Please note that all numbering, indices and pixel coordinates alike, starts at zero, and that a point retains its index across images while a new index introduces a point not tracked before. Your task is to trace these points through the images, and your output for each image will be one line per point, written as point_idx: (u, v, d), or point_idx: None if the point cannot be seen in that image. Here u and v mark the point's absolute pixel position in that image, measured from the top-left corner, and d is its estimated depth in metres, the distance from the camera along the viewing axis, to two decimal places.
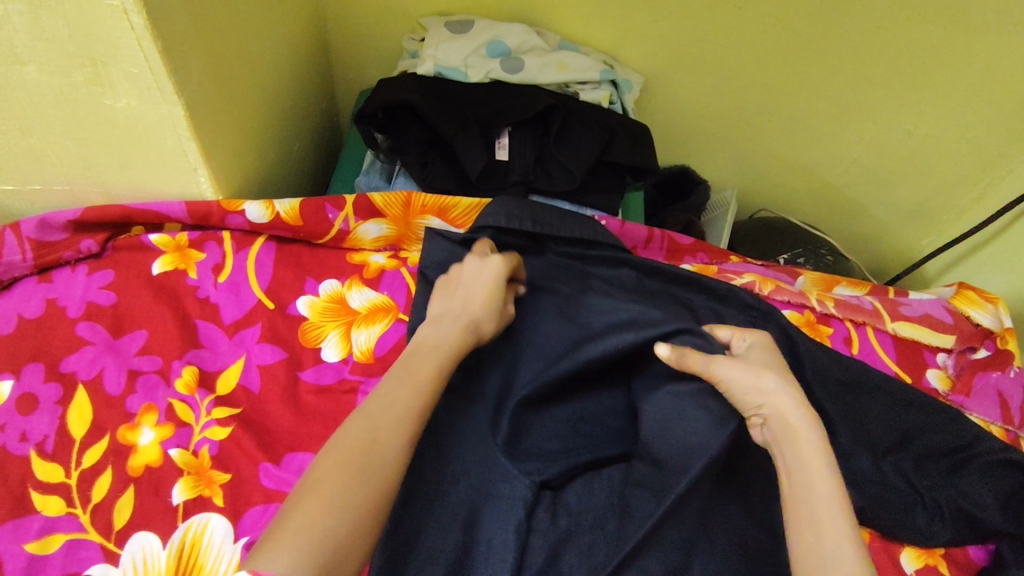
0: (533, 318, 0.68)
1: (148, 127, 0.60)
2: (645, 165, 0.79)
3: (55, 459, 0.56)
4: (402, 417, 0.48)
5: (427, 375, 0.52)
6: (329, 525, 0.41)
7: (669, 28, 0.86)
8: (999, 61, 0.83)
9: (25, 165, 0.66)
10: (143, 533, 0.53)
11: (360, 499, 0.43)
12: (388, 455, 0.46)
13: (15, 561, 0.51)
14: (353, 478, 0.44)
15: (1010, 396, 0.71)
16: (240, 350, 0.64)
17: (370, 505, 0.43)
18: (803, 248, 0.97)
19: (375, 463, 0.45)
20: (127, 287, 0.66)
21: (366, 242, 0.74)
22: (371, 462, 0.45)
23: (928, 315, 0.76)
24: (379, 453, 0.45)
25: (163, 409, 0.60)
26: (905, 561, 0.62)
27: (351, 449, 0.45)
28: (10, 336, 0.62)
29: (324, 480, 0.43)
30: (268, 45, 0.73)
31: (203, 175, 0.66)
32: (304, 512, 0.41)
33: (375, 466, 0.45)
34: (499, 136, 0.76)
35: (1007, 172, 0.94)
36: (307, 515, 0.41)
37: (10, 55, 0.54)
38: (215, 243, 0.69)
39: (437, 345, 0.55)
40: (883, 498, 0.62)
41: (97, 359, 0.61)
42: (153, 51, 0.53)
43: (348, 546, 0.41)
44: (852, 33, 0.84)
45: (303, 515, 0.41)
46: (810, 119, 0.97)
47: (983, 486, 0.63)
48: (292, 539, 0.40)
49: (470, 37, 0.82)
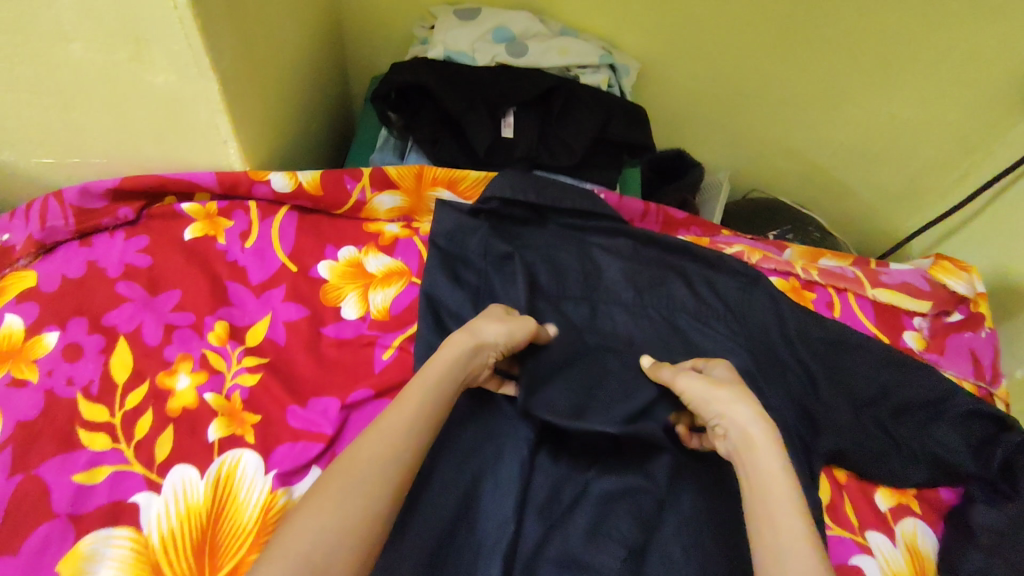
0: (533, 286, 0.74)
1: (184, 102, 0.66)
2: (641, 142, 0.84)
3: (99, 401, 0.61)
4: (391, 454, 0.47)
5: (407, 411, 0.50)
6: (305, 551, 0.40)
7: (664, 16, 0.92)
8: (974, 48, 0.88)
9: (68, 138, 0.71)
10: (183, 466, 0.59)
11: (346, 528, 0.42)
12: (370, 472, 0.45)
13: (66, 489, 0.57)
14: (337, 507, 0.43)
15: (982, 354, 0.76)
16: (267, 308, 0.69)
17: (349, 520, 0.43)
18: (793, 225, 1.02)
19: (356, 489, 0.44)
20: (161, 251, 0.71)
21: (382, 213, 0.79)
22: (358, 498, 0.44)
23: (905, 284, 0.81)
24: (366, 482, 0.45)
25: (197, 358, 0.65)
26: (879, 500, 0.66)
27: (335, 479, 0.44)
28: (55, 293, 0.67)
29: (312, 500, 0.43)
30: (291, 29, 0.79)
31: (233, 147, 0.71)
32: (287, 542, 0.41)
33: (357, 492, 0.44)
34: (505, 115, 0.82)
35: (989, 153, 0.99)
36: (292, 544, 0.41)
37: (58, 33, 0.60)
38: (242, 212, 0.74)
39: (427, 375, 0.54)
40: (862, 445, 0.67)
41: (136, 314, 0.67)
42: (193, 29, 0.58)
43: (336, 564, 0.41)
44: (835, 21, 0.89)
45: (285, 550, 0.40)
46: (798, 104, 1.02)
47: (955, 434, 0.68)
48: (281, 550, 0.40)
49: (478, 24, 0.87)
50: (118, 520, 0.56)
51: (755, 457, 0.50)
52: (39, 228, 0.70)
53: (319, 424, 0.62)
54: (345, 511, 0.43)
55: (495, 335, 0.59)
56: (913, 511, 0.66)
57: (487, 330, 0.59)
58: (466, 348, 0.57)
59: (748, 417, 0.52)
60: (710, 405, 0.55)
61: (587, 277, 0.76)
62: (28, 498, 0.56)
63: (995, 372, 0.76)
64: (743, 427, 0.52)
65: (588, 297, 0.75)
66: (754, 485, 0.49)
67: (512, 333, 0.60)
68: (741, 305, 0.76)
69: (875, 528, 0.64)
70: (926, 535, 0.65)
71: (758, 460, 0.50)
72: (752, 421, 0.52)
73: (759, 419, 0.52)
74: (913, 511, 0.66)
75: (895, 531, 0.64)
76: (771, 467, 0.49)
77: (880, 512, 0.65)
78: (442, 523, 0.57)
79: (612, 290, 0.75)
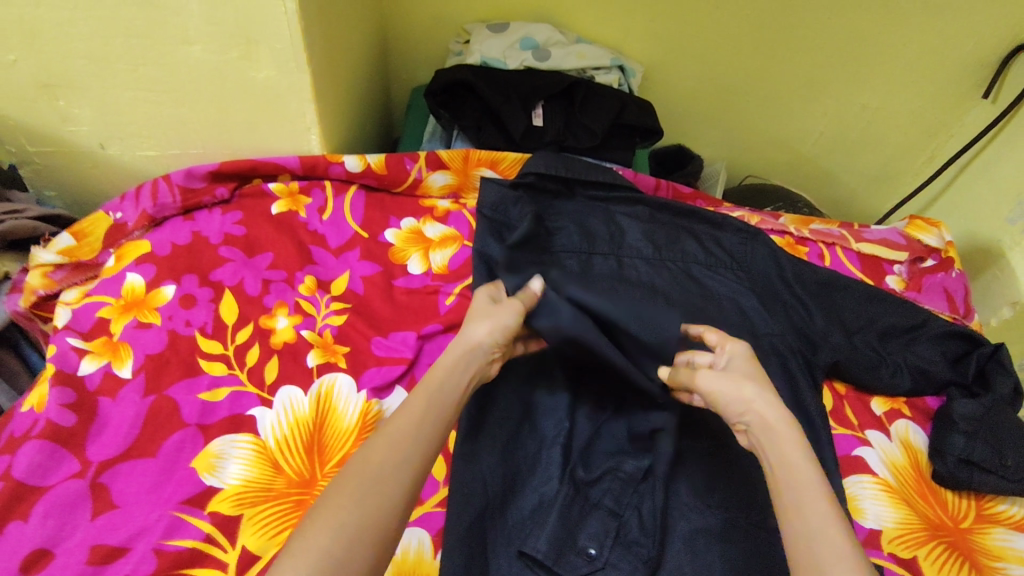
0: (565, 246, 0.86)
1: (280, 93, 0.80)
2: (652, 127, 0.98)
3: (214, 337, 0.73)
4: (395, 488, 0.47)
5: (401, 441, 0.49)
6: (325, 545, 0.42)
7: (664, 27, 1.08)
8: (926, 44, 1.05)
9: (174, 131, 0.85)
10: (289, 387, 0.70)
11: (361, 544, 0.44)
12: (388, 473, 0.47)
13: (193, 405, 0.67)
14: (348, 528, 0.44)
15: (954, 291, 0.89)
16: (345, 266, 0.82)
17: (364, 520, 0.44)
18: (784, 203, 1.17)
19: (370, 490, 0.46)
20: (254, 222, 0.83)
21: (434, 190, 0.92)
22: (365, 524, 0.44)
23: (885, 238, 0.94)
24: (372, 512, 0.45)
25: (292, 305, 0.77)
26: (875, 406, 0.78)
27: (348, 491, 0.45)
28: (168, 256, 0.79)
29: (332, 500, 0.45)
30: (351, 40, 0.94)
31: (315, 133, 0.86)
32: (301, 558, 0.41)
33: (370, 490, 0.46)
34: (535, 108, 0.96)
35: (951, 136, 1.18)
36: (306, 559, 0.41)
37: (184, 38, 0.74)
38: (319, 189, 0.87)
39: (431, 379, 0.54)
40: (856, 358, 0.78)
41: (238, 271, 0.79)
42: (298, 30, 0.73)
43: (356, 554, 0.43)
44: (809, 25, 1.06)
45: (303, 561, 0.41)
46: (782, 101, 1.18)
47: (933, 349, 0.80)
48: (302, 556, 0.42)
49: (506, 35, 1.03)
50: (240, 428, 0.66)
51: (778, 448, 0.51)
52: (152, 205, 0.82)
53: (400, 351, 0.74)
54: (365, 510, 0.45)
55: (485, 335, 0.58)
56: (905, 415, 0.78)
57: (477, 330, 0.58)
58: (460, 355, 0.57)
59: (773, 420, 0.52)
60: (735, 401, 0.54)
61: (613, 237, 0.88)
62: (161, 413, 0.66)
63: (968, 307, 0.88)
64: (770, 422, 0.52)
65: (613, 253, 0.87)
66: (784, 477, 0.49)
67: (500, 324, 0.59)
68: (744, 256, 0.88)
69: (873, 427, 0.75)
70: (917, 434, 0.76)
71: (788, 453, 0.50)
72: (776, 423, 0.52)
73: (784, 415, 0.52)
74: (904, 415, 0.78)
75: (891, 430, 0.76)
76: (799, 464, 0.50)
77: (876, 415, 0.77)
78: (508, 426, 0.67)
79: (633, 247, 0.88)
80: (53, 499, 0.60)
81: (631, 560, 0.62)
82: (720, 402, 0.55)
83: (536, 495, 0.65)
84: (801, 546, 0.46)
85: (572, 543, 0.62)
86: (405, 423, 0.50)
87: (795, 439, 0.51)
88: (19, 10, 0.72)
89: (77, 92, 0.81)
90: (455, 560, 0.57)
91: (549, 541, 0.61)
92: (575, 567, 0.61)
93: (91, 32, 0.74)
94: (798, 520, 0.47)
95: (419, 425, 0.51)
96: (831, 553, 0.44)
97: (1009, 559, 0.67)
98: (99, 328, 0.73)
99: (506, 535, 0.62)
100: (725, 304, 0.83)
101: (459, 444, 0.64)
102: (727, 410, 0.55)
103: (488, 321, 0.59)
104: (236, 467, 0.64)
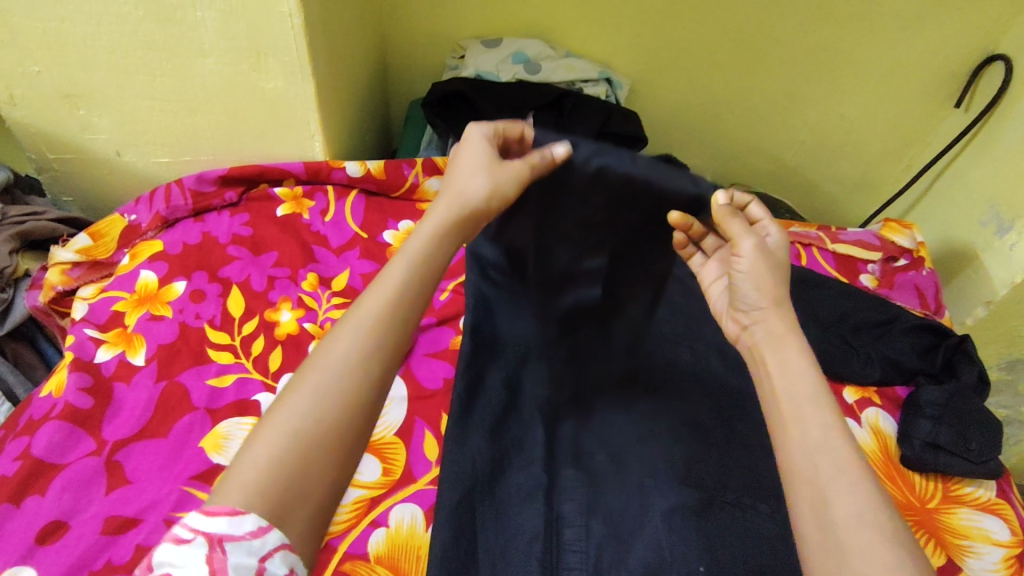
0: None
1: (287, 102, 0.86)
2: (637, 134, 1.04)
3: (222, 328, 0.78)
4: (339, 407, 0.49)
5: (346, 354, 0.52)
6: (292, 432, 0.47)
7: (649, 42, 1.14)
8: (898, 56, 1.11)
9: (186, 139, 0.91)
10: (292, 375, 0.75)
11: (326, 439, 0.48)
12: (349, 366, 0.51)
13: (202, 390, 0.72)
14: (299, 433, 0.48)
15: (925, 288, 0.94)
16: (345, 264, 0.87)
17: (327, 421, 0.49)
18: (767, 208, 1.23)
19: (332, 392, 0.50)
20: (260, 224, 0.89)
21: (431, 194, 0.97)
22: (306, 444, 0.47)
23: (859, 240, 0.99)
24: (308, 432, 0.48)
25: (295, 300, 0.82)
26: (846, 395, 0.82)
27: (299, 396, 0.49)
28: (179, 255, 0.84)
29: (291, 394, 0.49)
30: (352, 55, 1.00)
31: (318, 140, 0.91)
32: (245, 482, 0.45)
33: (331, 386, 0.50)
34: (526, 117, 1.02)
35: (926, 145, 1.23)
36: (247, 483, 0.45)
37: (199, 51, 0.80)
38: (322, 193, 0.93)
39: (412, 246, 0.60)
40: (827, 350, 0.83)
41: (244, 268, 0.84)
42: (304, 43, 0.79)
43: (322, 450, 0.48)
44: (787, 40, 1.12)
45: (243, 486, 0.45)
46: (764, 112, 1.24)
47: (904, 341, 0.84)
48: (239, 488, 0.45)
49: (500, 50, 1.09)
50: (246, 412, 0.71)
51: (783, 354, 0.59)
52: (165, 207, 0.88)
53: None
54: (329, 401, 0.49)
55: (478, 189, 0.64)
56: (875, 404, 0.81)
57: (472, 185, 0.64)
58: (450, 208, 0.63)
59: (783, 331, 0.60)
60: (759, 294, 0.62)
61: None
62: (172, 398, 0.71)
63: (939, 303, 0.92)
64: (779, 331, 0.60)
65: None
66: (789, 385, 0.56)
67: (498, 185, 0.66)
68: None
69: (844, 415, 0.79)
70: (886, 421, 0.80)
71: (795, 366, 0.57)
72: (786, 336, 0.60)
73: (792, 326, 0.61)
74: (875, 404, 0.81)
75: (861, 417, 0.79)
76: (803, 378, 0.56)
77: (848, 403, 0.81)
78: (495, 414, 0.72)
79: None
80: (69, 475, 0.64)
81: (614, 533, 0.66)
82: (748, 283, 0.62)
83: (521, 474, 0.69)
84: (799, 452, 0.53)
85: (556, 520, 0.66)
86: (348, 338, 0.52)
87: (801, 354, 0.58)
88: (47, 25, 0.78)
89: (96, 102, 0.87)
90: (447, 533, 0.61)
91: (539, 516, 0.66)
92: (564, 543, 0.64)
93: (112, 45, 0.80)
94: (798, 427, 0.54)
95: (371, 333, 0.53)
96: (828, 455, 0.52)
97: (974, 538, 0.71)
98: (114, 321, 0.78)
99: (497, 513, 0.65)
100: None
101: (451, 427, 0.68)
102: (745, 292, 0.63)
103: (481, 183, 0.65)
104: None
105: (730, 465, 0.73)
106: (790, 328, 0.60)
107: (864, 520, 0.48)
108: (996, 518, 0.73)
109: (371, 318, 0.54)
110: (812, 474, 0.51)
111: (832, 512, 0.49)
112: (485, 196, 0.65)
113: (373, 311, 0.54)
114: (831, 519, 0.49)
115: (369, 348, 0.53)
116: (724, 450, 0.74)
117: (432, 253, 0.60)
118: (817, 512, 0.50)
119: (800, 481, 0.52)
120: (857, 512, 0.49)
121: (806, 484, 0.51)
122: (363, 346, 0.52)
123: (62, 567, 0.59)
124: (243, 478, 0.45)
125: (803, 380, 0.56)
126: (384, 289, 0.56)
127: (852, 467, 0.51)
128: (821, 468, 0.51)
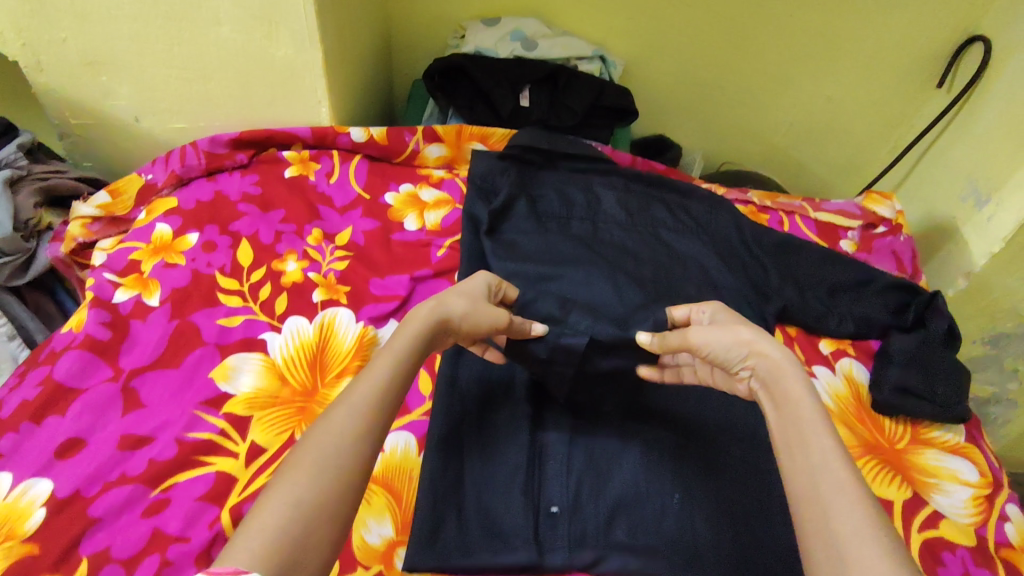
0: (545, 210, 0.93)
1: (297, 69, 0.91)
2: (628, 108, 1.09)
3: (232, 275, 0.83)
4: (338, 477, 0.46)
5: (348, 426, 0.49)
6: (288, 511, 0.43)
7: (641, 23, 1.19)
8: (881, 38, 1.16)
9: (201, 105, 0.97)
10: (296, 317, 0.79)
11: (325, 514, 0.44)
12: (347, 436, 0.48)
13: (212, 328, 0.77)
14: (303, 503, 0.44)
15: (902, 253, 0.98)
16: (348, 222, 0.92)
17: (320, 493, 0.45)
18: (755, 185, 1.28)
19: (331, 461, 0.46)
20: (269, 183, 0.94)
21: (431, 160, 1.03)
22: (308, 513, 0.44)
23: (841, 208, 1.03)
24: (311, 500, 0.44)
25: (300, 252, 0.87)
26: (822, 346, 0.86)
27: (300, 471, 0.45)
28: (192, 210, 0.89)
29: (288, 472, 0.45)
30: (359, 31, 1.06)
31: (325, 107, 0.97)
32: (248, 546, 0.41)
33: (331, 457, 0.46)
34: (522, 90, 1.08)
35: (911, 125, 1.28)
36: (251, 548, 0.41)
37: (214, 19, 0.85)
38: (328, 157, 0.98)
39: (392, 346, 0.56)
40: (805, 305, 0.86)
41: (253, 223, 0.89)
42: (312, 12, 0.84)
43: (322, 514, 0.44)
44: (774, 22, 1.16)
45: (249, 548, 0.40)
46: (753, 94, 1.29)
47: (878, 301, 0.87)
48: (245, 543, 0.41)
49: (498, 28, 1.14)
50: (253, 348, 0.76)
51: (784, 385, 0.57)
52: (180, 166, 0.93)
53: (393, 289, 0.83)
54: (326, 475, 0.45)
55: (456, 308, 0.61)
56: (850, 355, 0.86)
57: (452, 304, 0.61)
58: (424, 320, 0.59)
59: (780, 365, 0.58)
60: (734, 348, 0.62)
61: (591, 204, 0.94)
62: (183, 335, 0.76)
63: (915, 267, 0.97)
64: (774, 362, 0.59)
65: (591, 217, 0.93)
66: (791, 415, 0.55)
67: (476, 314, 0.63)
68: (709, 221, 0.96)
69: (820, 364, 0.84)
70: (860, 370, 0.85)
71: (793, 393, 0.56)
72: (781, 365, 0.58)
73: (785, 353, 0.59)
74: (849, 355, 0.86)
75: (835, 366, 0.84)
76: (801, 403, 0.55)
77: (823, 353, 0.85)
78: (482, 365, 0.75)
79: (609, 211, 0.94)
80: (87, 399, 0.69)
81: (598, 479, 0.69)
82: (720, 353, 0.63)
83: (509, 412, 0.72)
84: (802, 474, 0.50)
85: (540, 466, 0.70)
86: (343, 415, 0.49)
87: (798, 380, 0.57)
88: None
89: (119, 69, 0.92)
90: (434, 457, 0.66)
91: (523, 448, 0.69)
92: (548, 489, 0.68)
93: (133, 14, 0.86)
94: (802, 448, 0.52)
95: (369, 408, 0.50)
96: (830, 475, 0.49)
97: (942, 477, 0.75)
98: (131, 268, 0.83)
99: (484, 446, 0.69)
100: (689, 263, 0.89)
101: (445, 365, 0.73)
102: (728, 359, 0.63)
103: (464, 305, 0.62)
104: (248, 378, 0.73)
105: (708, 412, 0.76)
106: (785, 355, 0.59)
107: (863, 530, 0.45)
108: (961, 459, 0.78)
109: (366, 400, 0.51)
110: (811, 496, 0.49)
111: (831, 524, 0.46)
112: (461, 319, 0.62)
113: (366, 394, 0.51)
114: (830, 532, 0.46)
115: (366, 424, 0.49)
116: (704, 395, 0.77)
117: (415, 344, 0.57)
118: (814, 527, 0.47)
119: (804, 501, 0.49)
120: (859, 525, 0.46)
121: (810, 509, 0.48)
122: (359, 423, 0.49)
123: (80, 478, 0.63)
124: (243, 548, 0.41)
125: (804, 408, 0.54)
126: (374, 377, 0.53)
127: (848, 476, 0.49)
128: (822, 488, 0.48)
